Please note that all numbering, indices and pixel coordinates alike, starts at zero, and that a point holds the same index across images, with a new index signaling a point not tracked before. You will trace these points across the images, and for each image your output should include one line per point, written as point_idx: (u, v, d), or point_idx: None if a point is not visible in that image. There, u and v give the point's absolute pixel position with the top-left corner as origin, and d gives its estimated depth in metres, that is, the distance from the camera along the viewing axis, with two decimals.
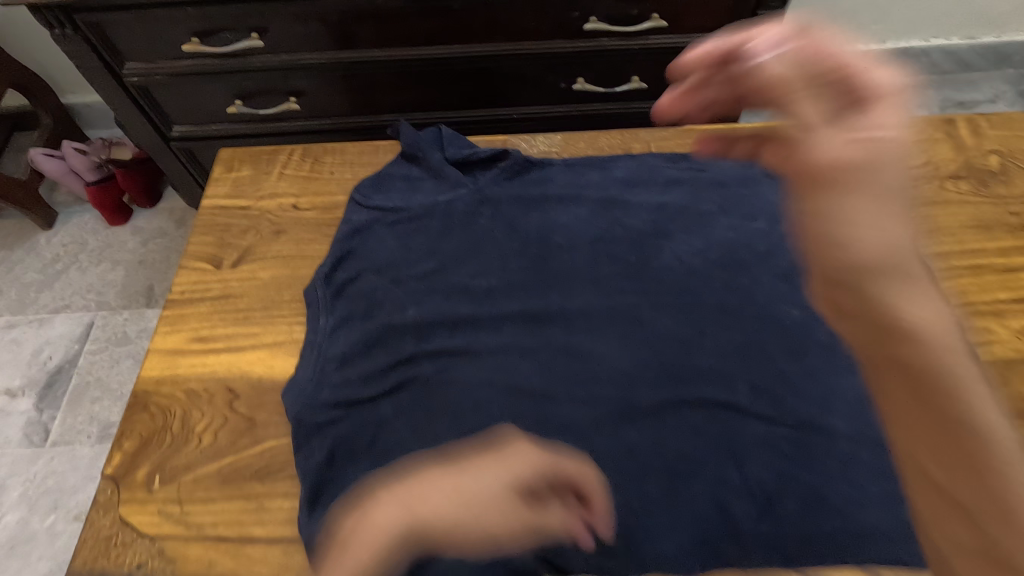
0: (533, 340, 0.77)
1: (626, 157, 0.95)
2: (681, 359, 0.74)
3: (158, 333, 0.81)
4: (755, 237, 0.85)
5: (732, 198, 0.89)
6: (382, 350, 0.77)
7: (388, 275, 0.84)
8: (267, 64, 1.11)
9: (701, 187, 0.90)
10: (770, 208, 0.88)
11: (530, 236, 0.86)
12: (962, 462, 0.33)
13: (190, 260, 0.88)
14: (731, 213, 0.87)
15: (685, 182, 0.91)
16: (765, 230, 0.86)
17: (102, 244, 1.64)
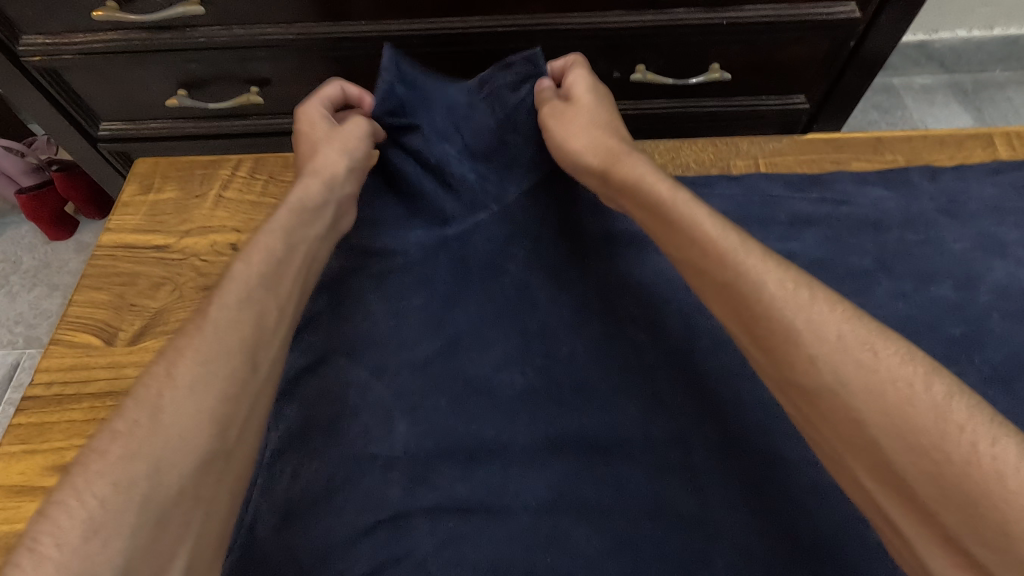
0: (599, 488, 0.46)
1: (724, 178, 0.64)
2: (854, 534, 0.43)
3: (5, 453, 0.53)
4: (938, 312, 0.54)
5: (894, 246, 0.58)
6: (350, 498, 0.45)
7: (369, 363, 0.52)
8: (216, 40, 0.81)
9: (844, 229, 0.59)
10: (958, 265, 0.56)
11: (589, 296, 0.55)
12: (778, 336, 0.40)
13: (71, 329, 0.59)
14: (896, 271, 0.56)
15: (818, 221, 0.60)
16: (955, 301, 0.54)
17: (39, 262, 1.33)
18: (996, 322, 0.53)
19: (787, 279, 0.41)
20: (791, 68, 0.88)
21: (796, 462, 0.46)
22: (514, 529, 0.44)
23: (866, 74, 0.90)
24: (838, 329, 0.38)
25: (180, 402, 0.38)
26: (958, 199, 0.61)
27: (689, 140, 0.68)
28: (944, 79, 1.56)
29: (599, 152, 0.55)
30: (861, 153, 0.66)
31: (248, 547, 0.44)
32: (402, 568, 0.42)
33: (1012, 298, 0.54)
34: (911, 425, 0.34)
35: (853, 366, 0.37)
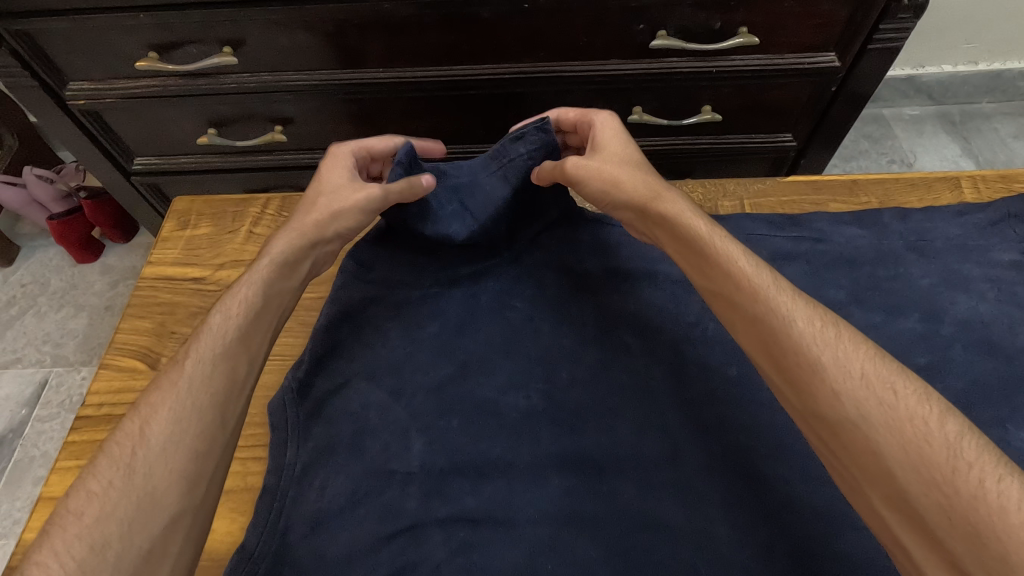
0: (596, 501, 0.50)
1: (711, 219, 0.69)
2: (833, 541, 0.46)
3: (60, 467, 0.58)
4: (902, 342, 0.57)
5: (866, 281, 0.62)
6: (371, 506, 0.50)
7: (388, 386, 0.57)
8: (244, 85, 0.89)
9: (820, 265, 0.64)
10: (925, 299, 0.60)
11: (586, 326, 0.60)
12: (804, 372, 0.43)
13: (116, 354, 0.65)
14: (868, 304, 0.61)
15: (797, 257, 0.65)
16: (921, 332, 0.58)
17: (66, 284, 1.40)
18: (959, 351, 0.56)
19: (814, 323, 0.45)
20: (779, 109, 0.95)
21: (773, 480, 0.50)
22: (517, 540, 0.48)
23: (850, 113, 0.95)
24: (861, 367, 0.42)
25: (153, 459, 0.43)
26: (926, 238, 0.65)
27: (680, 182, 0.74)
28: (932, 109, 1.62)
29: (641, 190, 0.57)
30: (837, 195, 0.72)
31: (286, 551, 0.49)
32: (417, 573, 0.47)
33: (974, 328, 0.57)
34: (922, 456, 0.38)
35: (870, 402, 0.40)
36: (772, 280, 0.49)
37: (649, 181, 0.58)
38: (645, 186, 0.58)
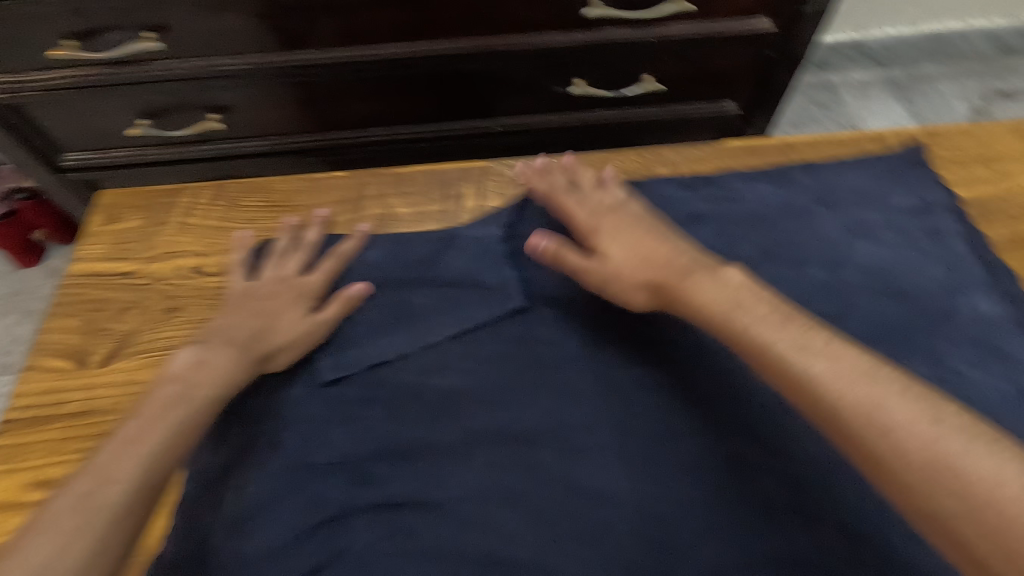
0: (518, 480, 0.52)
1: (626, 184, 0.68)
2: (731, 497, 0.51)
3: None
4: (812, 294, 0.58)
5: (776, 238, 0.62)
6: (293, 499, 0.51)
7: (311, 381, 0.57)
8: (174, 72, 0.85)
9: (733, 225, 0.63)
10: (829, 248, 0.61)
11: (500, 297, 0.60)
12: (864, 453, 0.39)
13: (43, 355, 0.62)
14: (778, 258, 0.61)
15: (710, 218, 0.63)
16: (825, 282, 0.59)
17: (8, 291, 1.34)
18: (864, 297, 0.58)
19: (865, 397, 0.40)
20: (721, 76, 0.95)
21: (674, 441, 0.54)
22: (447, 518, 0.50)
23: (794, 67, 0.94)
24: (952, 449, 0.37)
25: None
26: (833, 189, 0.66)
27: (618, 152, 0.74)
28: (879, 74, 1.64)
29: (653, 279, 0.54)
30: (773, 155, 0.72)
31: (206, 553, 0.49)
32: (341, 563, 0.48)
33: (877, 275, 0.59)
34: (997, 527, 0.34)
35: (942, 481, 0.36)
36: (816, 357, 0.43)
37: (651, 268, 0.55)
38: (664, 257, 0.55)
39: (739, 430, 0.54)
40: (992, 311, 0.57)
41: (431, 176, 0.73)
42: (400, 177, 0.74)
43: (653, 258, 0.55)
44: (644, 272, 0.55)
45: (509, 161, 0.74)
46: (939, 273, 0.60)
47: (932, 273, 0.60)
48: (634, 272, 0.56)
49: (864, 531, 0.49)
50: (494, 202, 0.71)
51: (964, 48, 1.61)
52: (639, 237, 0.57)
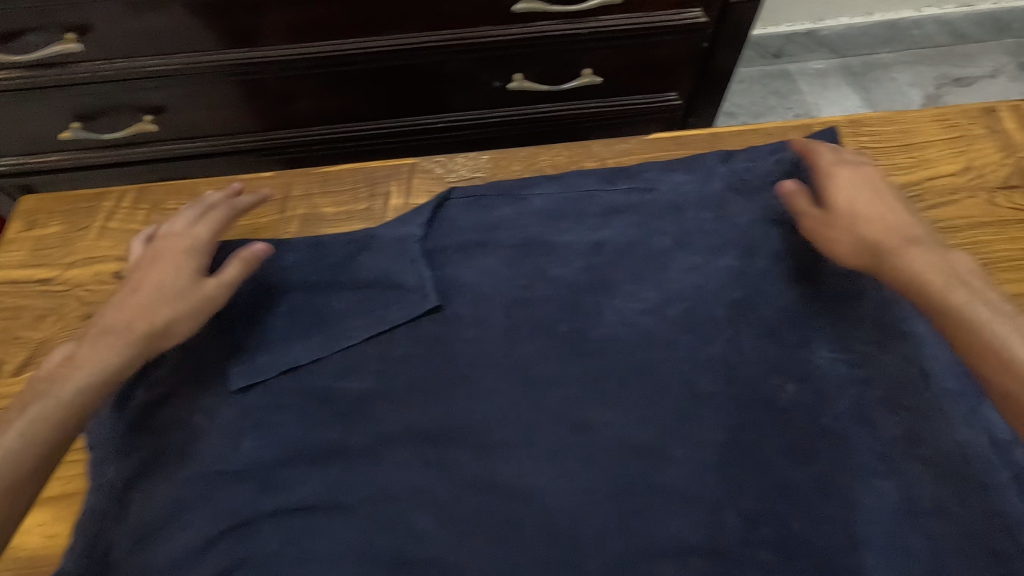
0: (428, 478, 0.52)
1: (544, 179, 0.69)
2: (635, 492, 0.52)
3: None
4: (720, 281, 0.61)
5: (689, 226, 0.65)
6: (201, 507, 0.51)
7: (223, 389, 0.57)
8: (100, 74, 0.84)
9: (649, 215, 0.66)
10: (743, 236, 0.64)
11: (412, 296, 0.61)
12: None
13: None
14: (691, 247, 0.64)
15: (626, 210, 0.67)
16: (735, 268, 0.62)
17: None
18: (770, 281, 0.61)
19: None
20: (660, 68, 0.95)
21: (588, 432, 0.54)
22: (353, 520, 0.51)
23: (733, 53, 0.95)
24: None
25: None
26: (747, 178, 0.68)
27: (546, 146, 0.74)
28: (836, 63, 1.65)
29: (860, 238, 0.56)
30: (698, 148, 0.73)
31: (111, 565, 0.50)
32: (247, 568, 0.49)
33: (785, 261, 0.62)
34: None
35: None
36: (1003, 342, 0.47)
37: (880, 226, 0.56)
38: (909, 227, 0.56)
39: (646, 421, 0.55)
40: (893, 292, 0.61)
41: (359, 174, 0.73)
42: (328, 176, 0.73)
43: (901, 218, 0.57)
44: (882, 225, 0.56)
45: (438, 158, 0.74)
46: None
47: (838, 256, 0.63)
48: (853, 228, 0.57)
49: (762, 515, 0.51)
50: (420, 199, 0.71)
51: (918, 36, 1.63)
52: (878, 191, 0.60)
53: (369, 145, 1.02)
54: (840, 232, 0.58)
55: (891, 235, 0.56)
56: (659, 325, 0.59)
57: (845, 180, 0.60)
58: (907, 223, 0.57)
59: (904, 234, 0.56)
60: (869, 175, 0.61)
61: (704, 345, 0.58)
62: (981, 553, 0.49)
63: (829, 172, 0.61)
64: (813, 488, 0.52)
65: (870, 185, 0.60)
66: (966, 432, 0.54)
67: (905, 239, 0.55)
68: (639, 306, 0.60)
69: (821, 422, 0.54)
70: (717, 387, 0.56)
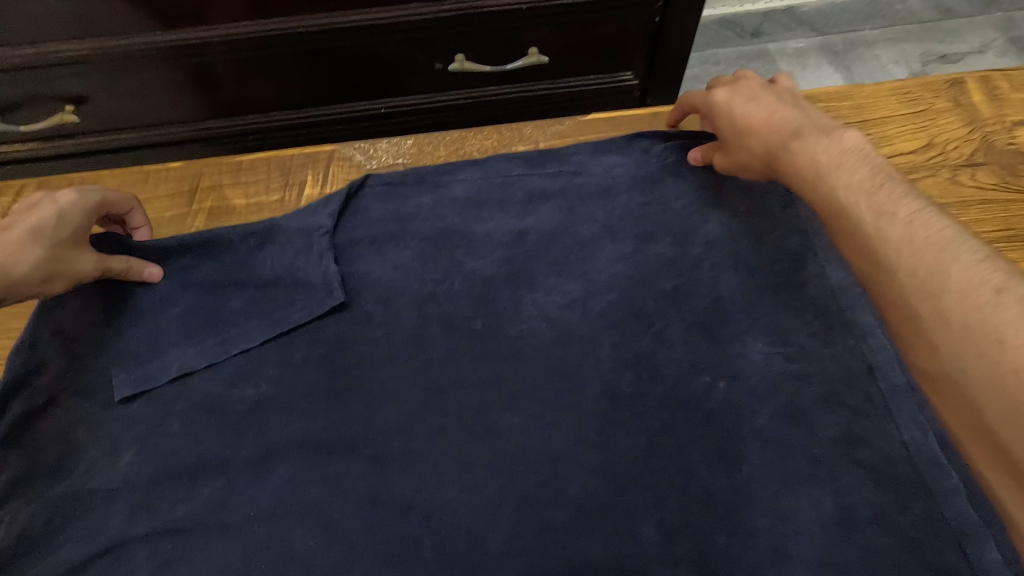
0: (319, 492, 0.47)
1: (467, 163, 0.63)
2: (547, 506, 0.46)
3: None
4: (650, 270, 0.56)
5: (621, 210, 0.60)
6: (75, 528, 0.47)
7: (103, 399, 0.51)
8: (8, 62, 0.80)
9: (577, 199, 0.60)
10: (677, 220, 0.59)
11: (316, 293, 0.54)
12: (907, 326, 0.40)
13: None
14: (621, 234, 0.58)
15: (554, 194, 0.61)
16: (668, 256, 0.57)
17: None
18: (705, 270, 0.56)
19: (924, 262, 0.40)
20: (609, 46, 0.90)
21: (498, 439, 0.49)
22: (232, 545, 0.46)
23: (685, 34, 0.90)
24: (966, 316, 0.37)
25: None
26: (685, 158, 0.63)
27: (474, 129, 0.69)
28: (817, 41, 1.58)
29: (758, 152, 0.54)
30: (635, 127, 0.69)
31: None
32: None
33: (722, 247, 0.57)
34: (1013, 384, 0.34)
35: (972, 351, 0.36)
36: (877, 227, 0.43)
37: (769, 131, 0.53)
38: (792, 120, 0.52)
39: (561, 428, 0.49)
40: (840, 279, 0.56)
41: (272, 163, 0.68)
42: (239, 165, 0.68)
43: (763, 124, 0.53)
44: (766, 132, 0.53)
45: (358, 144, 0.69)
46: (787, 242, 0.58)
47: (778, 241, 0.58)
48: (754, 139, 0.54)
49: (681, 530, 0.45)
50: (336, 187, 0.66)
51: (902, 11, 1.56)
52: (747, 96, 0.56)
53: (311, 133, 0.97)
54: (741, 155, 0.56)
55: (778, 136, 0.52)
56: (580, 320, 0.54)
57: (722, 95, 0.57)
58: (791, 116, 0.53)
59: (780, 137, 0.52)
60: (743, 83, 0.57)
61: (629, 341, 0.53)
62: (919, 567, 0.44)
63: (700, 95, 0.59)
64: (739, 499, 0.47)
65: (743, 92, 0.56)
66: (913, 431, 0.49)
67: (785, 138, 0.51)
68: (559, 300, 0.55)
69: (755, 424, 0.49)
70: (639, 388, 0.51)
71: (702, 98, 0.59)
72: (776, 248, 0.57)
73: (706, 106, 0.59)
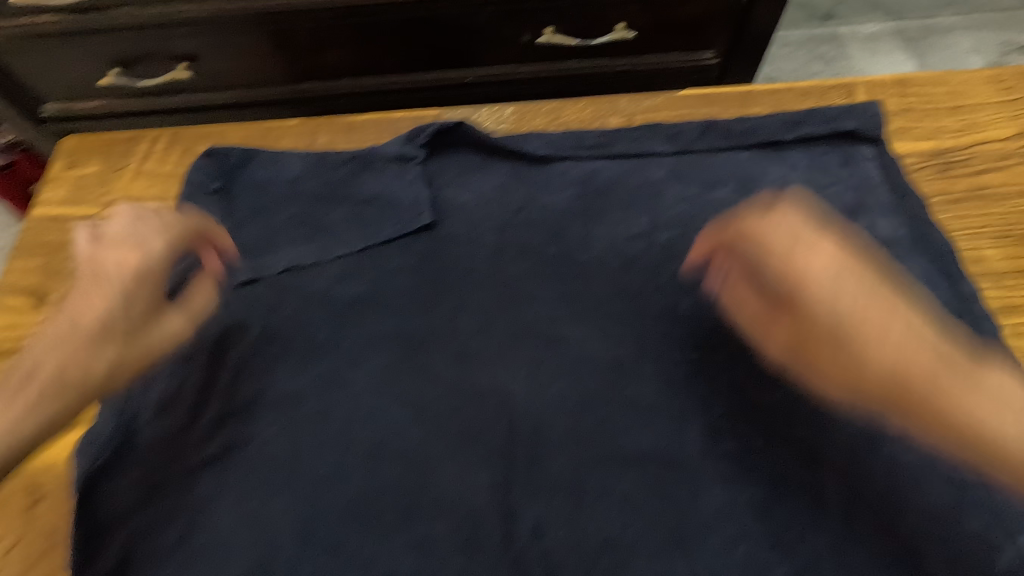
0: (411, 377, 0.55)
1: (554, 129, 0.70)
2: (609, 402, 0.53)
3: None
4: (712, 213, 0.62)
5: (686, 158, 0.66)
6: (210, 397, 0.55)
7: (232, 284, 0.61)
8: (135, 19, 0.89)
9: (647, 144, 0.67)
10: (739, 171, 0.65)
11: (406, 214, 0.63)
12: None
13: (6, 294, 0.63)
14: (686, 179, 0.64)
15: (626, 141, 0.67)
16: (729, 202, 0.63)
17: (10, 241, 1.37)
18: None
19: None
20: (690, 24, 0.95)
21: (565, 340, 0.56)
22: (336, 414, 0.54)
23: (769, 17, 0.94)
24: None
25: None
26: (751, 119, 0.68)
27: (571, 101, 0.72)
28: (892, 25, 1.56)
29: (890, 378, 0.45)
30: (728, 107, 0.71)
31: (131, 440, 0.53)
32: (246, 447, 0.53)
33: None
34: None
35: None
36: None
37: (901, 344, 0.46)
38: (907, 359, 0.46)
39: (622, 340, 0.56)
40: (889, 234, 0.60)
41: (381, 127, 0.73)
42: (351, 126, 0.73)
43: (832, 326, 0.48)
44: (834, 341, 0.48)
45: (462, 112, 0.73)
46: (843, 195, 0.63)
47: (836, 195, 0.63)
48: (871, 349, 0.47)
49: (724, 432, 0.52)
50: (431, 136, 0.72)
51: None
52: (816, 257, 0.50)
53: (399, 98, 1.05)
54: (784, 337, 0.50)
55: (915, 364, 0.45)
56: (646, 249, 0.61)
57: (781, 233, 0.51)
58: (891, 348, 0.46)
59: (902, 380, 0.45)
60: (793, 259, 0.50)
61: (687, 272, 0.59)
62: (942, 484, 0.49)
63: (758, 234, 0.51)
64: (776, 412, 0.52)
65: (823, 266, 0.49)
66: None
67: (930, 375, 0.45)
68: (627, 231, 0.62)
69: None
70: (696, 312, 0.57)
71: (748, 241, 0.51)
72: (833, 201, 0.62)
73: (758, 269, 0.51)
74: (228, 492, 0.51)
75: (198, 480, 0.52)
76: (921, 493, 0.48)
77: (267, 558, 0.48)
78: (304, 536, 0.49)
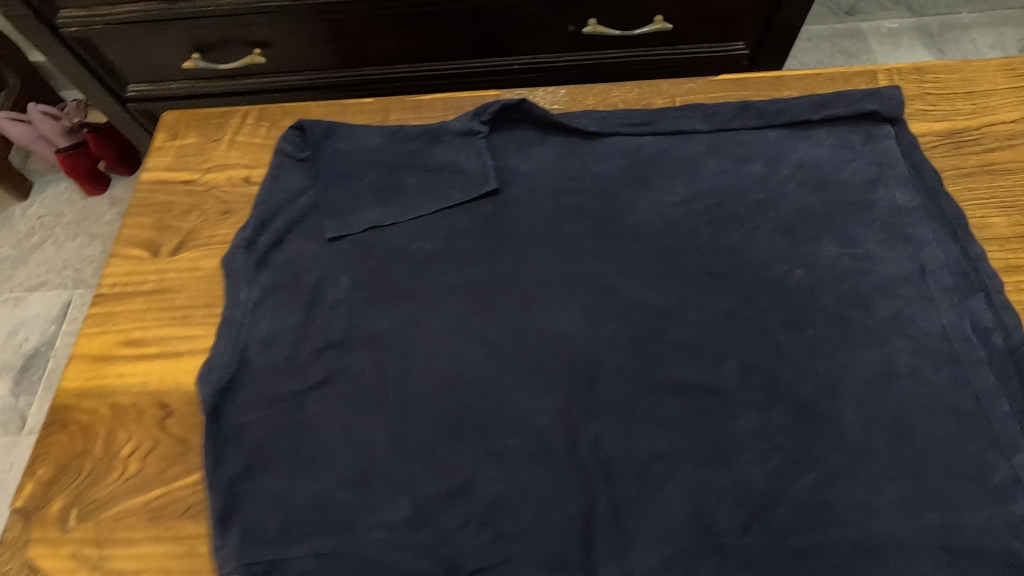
0: (482, 318, 0.64)
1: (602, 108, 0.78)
2: (655, 342, 0.61)
3: (82, 334, 0.67)
4: (746, 184, 0.70)
5: (722, 135, 0.73)
6: (309, 333, 0.64)
7: (324, 241, 0.69)
8: (218, 9, 0.98)
9: (687, 123, 0.74)
10: (770, 147, 0.72)
11: (474, 180, 0.71)
12: None
13: (123, 246, 0.72)
14: (723, 154, 0.72)
15: (668, 119, 0.75)
16: (760, 174, 0.70)
17: (78, 216, 1.47)
18: (792, 187, 0.69)
19: None
20: (723, 17, 1.03)
21: (617, 291, 0.64)
22: (419, 348, 0.63)
23: (796, 10, 1.01)
24: None
25: None
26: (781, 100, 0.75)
27: (618, 84, 0.80)
28: (913, 21, 1.62)
29: None
30: (761, 89, 0.79)
31: (244, 367, 0.62)
32: (344, 374, 0.62)
33: (808, 169, 0.70)
34: None
35: None
36: None
37: None
38: None
39: (666, 291, 0.64)
40: (905, 202, 0.67)
41: (447, 103, 0.81)
42: (420, 104, 0.82)
43: None
44: None
45: (519, 92, 0.81)
46: (864, 169, 0.70)
47: (858, 168, 0.70)
48: None
49: (757, 367, 0.59)
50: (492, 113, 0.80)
51: None
52: None
53: (448, 82, 1.14)
54: None
55: None
56: (687, 214, 0.68)
57: None
58: None
59: None
60: None
61: (724, 235, 0.67)
62: (946, 412, 0.56)
63: None
64: (802, 352, 0.60)
65: None
66: (952, 317, 0.60)
67: None
68: (671, 199, 0.69)
69: (822, 303, 0.62)
70: (731, 269, 0.65)
71: None
72: (855, 174, 0.70)
73: None
74: (331, 409, 0.60)
75: (304, 400, 0.61)
76: (927, 418, 0.56)
77: (368, 463, 0.57)
78: (398, 445, 0.58)
